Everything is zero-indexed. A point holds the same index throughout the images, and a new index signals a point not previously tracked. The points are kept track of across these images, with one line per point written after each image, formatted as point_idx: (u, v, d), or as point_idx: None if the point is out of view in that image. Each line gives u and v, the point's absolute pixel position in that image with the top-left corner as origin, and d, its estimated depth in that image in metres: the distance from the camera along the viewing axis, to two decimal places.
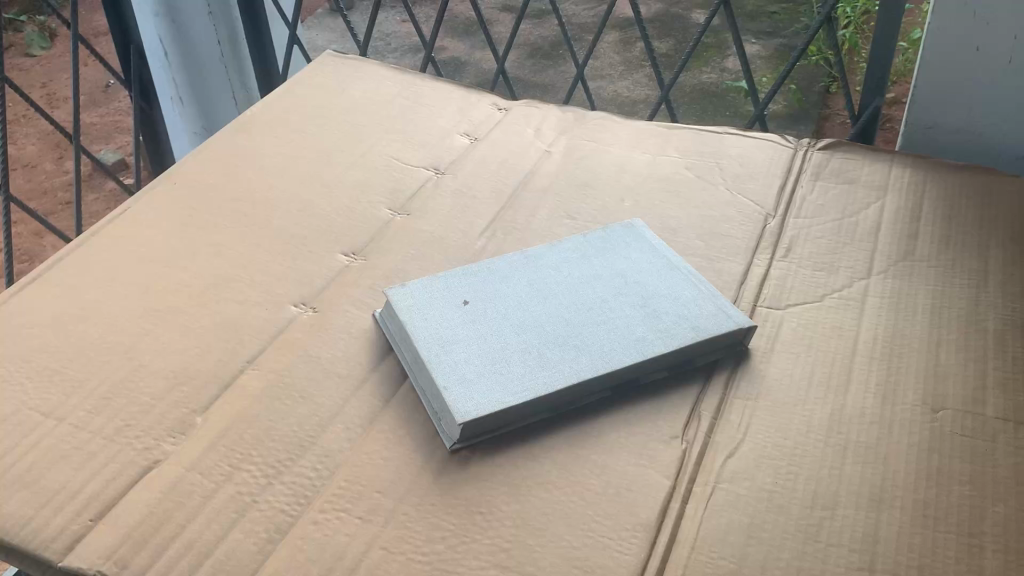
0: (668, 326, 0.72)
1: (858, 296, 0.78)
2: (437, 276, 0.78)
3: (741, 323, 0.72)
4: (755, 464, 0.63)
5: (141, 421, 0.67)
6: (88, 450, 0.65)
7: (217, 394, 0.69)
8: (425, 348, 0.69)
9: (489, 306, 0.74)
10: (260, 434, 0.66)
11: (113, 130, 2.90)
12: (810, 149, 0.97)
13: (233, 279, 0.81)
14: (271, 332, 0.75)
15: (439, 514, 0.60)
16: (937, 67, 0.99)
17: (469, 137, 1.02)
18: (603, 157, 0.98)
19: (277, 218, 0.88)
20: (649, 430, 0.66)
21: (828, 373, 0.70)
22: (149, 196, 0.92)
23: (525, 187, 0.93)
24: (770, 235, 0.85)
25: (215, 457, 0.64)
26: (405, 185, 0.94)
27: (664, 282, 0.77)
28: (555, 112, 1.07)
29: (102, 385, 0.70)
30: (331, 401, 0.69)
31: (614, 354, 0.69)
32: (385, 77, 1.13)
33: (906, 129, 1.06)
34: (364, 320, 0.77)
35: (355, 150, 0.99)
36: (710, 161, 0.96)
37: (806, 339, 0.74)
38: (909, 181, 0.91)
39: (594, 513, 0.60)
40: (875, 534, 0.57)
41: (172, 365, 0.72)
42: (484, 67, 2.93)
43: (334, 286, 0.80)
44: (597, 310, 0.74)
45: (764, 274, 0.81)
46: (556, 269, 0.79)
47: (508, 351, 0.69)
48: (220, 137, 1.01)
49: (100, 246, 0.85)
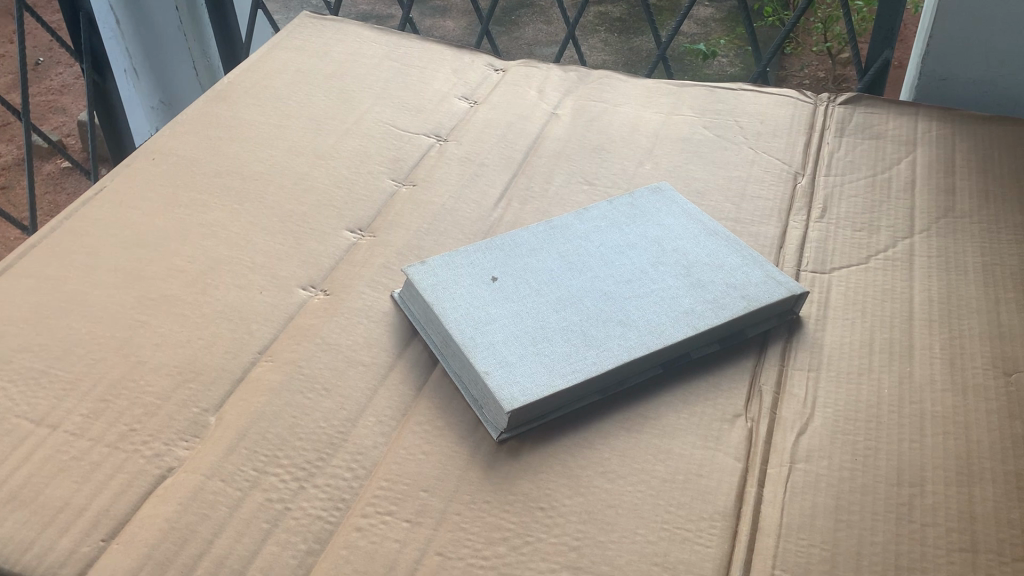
0: (717, 296, 0.67)
1: (904, 256, 0.74)
2: (458, 250, 0.72)
3: (793, 290, 0.67)
4: (830, 441, 0.59)
5: (148, 425, 0.60)
6: (90, 461, 0.58)
7: (230, 389, 0.63)
8: (458, 330, 0.63)
9: (521, 281, 0.69)
10: (285, 432, 0.60)
11: (48, 110, 2.75)
12: (831, 104, 0.93)
13: (233, 262, 0.73)
14: (282, 318, 0.68)
15: (496, 513, 0.55)
16: (952, 17, 0.95)
17: (468, 101, 0.95)
18: (615, 118, 0.92)
19: (271, 194, 0.81)
20: (710, 408, 0.61)
21: (888, 339, 0.66)
22: (126, 173, 0.83)
23: (535, 153, 0.87)
24: (802, 194, 0.81)
25: (238, 461, 0.58)
26: (407, 153, 0.87)
27: (704, 249, 0.71)
28: (556, 71, 1.00)
29: (98, 385, 0.62)
30: (358, 393, 0.63)
31: (663, 328, 0.64)
32: (370, 39, 1.06)
33: (919, 82, 1.02)
34: (382, 301, 0.70)
35: (347, 117, 0.91)
36: (727, 118, 0.91)
37: (859, 303, 0.69)
38: (937, 134, 0.88)
39: (666, 503, 0.55)
40: (971, 511, 0.53)
41: (175, 359, 0.64)
42: (436, 34, 2.85)
43: (345, 267, 0.74)
44: (638, 282, 0.68)
45: (803, 237, 0.76)
46: (587, 239, 0.73)
47: (549, 330, 0.64)
48: (196, 108, 0.92)
49: (76, 230, 0.76)
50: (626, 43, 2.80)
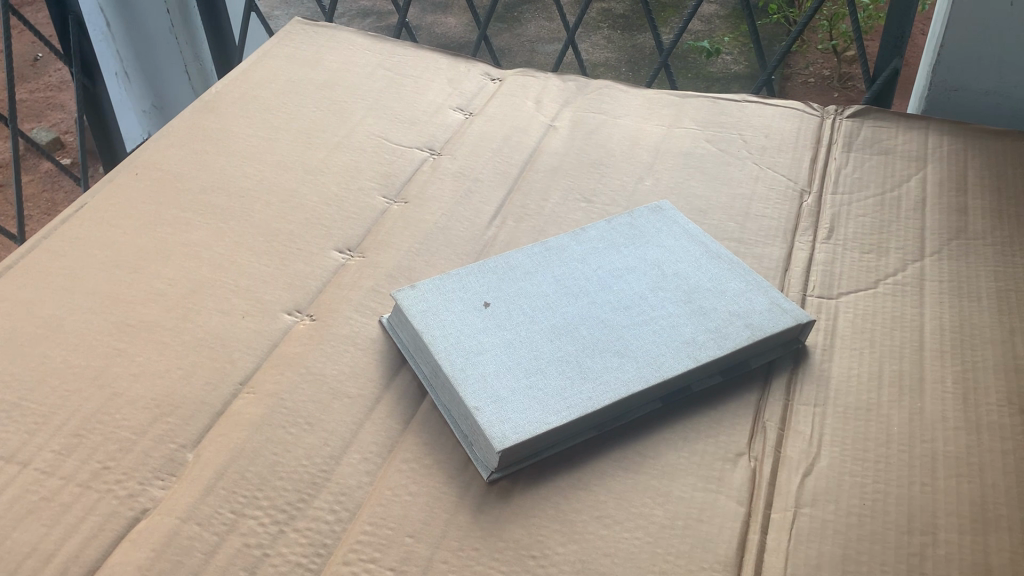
0: (719, 325, 0.64)
1: (914, 281, 0.71)
2: (449, 273, 0.69)
3: (798, 318, 0.64)
4: (837, 483, 0.56)
5: (122, 462, 0.57)
6: (60, 501, 0.55)
7: (209, 424, 0.60)
8: (448, 361, 0.61)
9: (514, 308, 0.66)
10: (265, 471, 0.57)
11: (46, 107, 2.72)
12: (838, 117, 0.90)
13: (216, 285, 0.70)
14: (265, 346, 0.65)
15: (485, 562, 0.52)
16: (965, 26, 0.92)
17: (463, 112, 0.92)
18: (615, 131, 0.89)
19: (257, 212, 0.78)
20: (711, 446, 0.58)
21: (898, 372, 0.63)
22: (108, 189, 0.80)
23: (532, 167, 0.84)
24: (808, 213, 0.78)
25: (215, 503, 0.55)
26: (399, 168, 0.84)
27: (706, 274, 0.69)
28: (554, 80, 0.97)
29: (71, 419, 0.60)
30: (343, 427, 0.60)
31: (662, 360, 0.61)
32: (363, 47, 1.03)
33: (930, 93, 0.98)
34: (370, 328, 0.68)
35: (338, 130, 0.88)
36: (730, 131, 0.88)
37: (867, 332, 0.66)
38: (948, 149, 0.85)
39: (664, 552, 0.52)
40: (987, 563, 0.51)
41: (152, 391, 0.62)
42: (438, 30, 2.81)
43: (332, 290, 0.71)
44: (637, 309, 0.65)
45: (809, 259, 0.73)
46: (583, 262, 0.70)
47: (543, 362, 0.61)
48: (183, 119, 0.89)
49: (55, 250, 0.73)
50: (629, 40, 2.76)
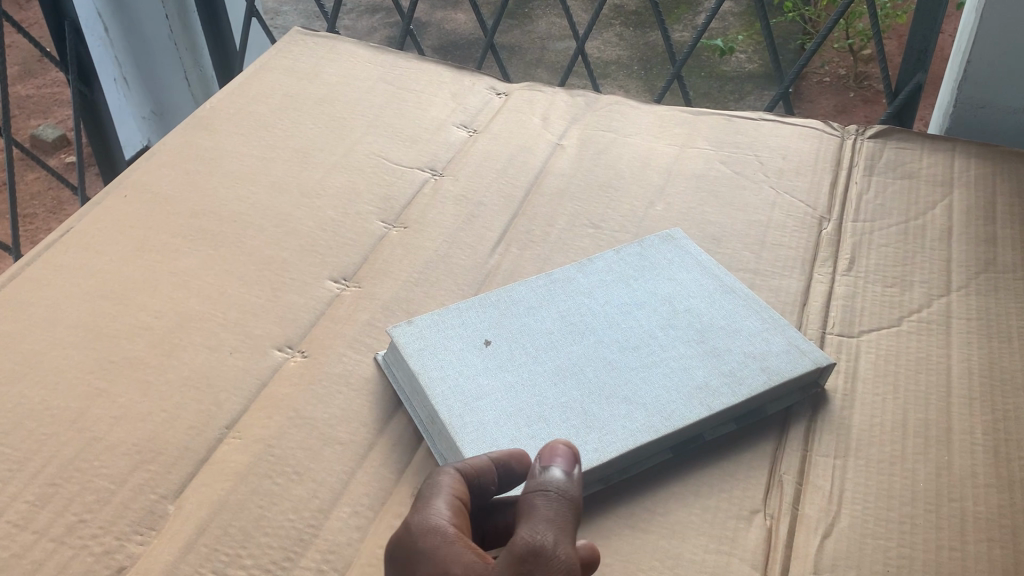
0: (733, 368, 0.60)
1: (940, 319, 0.67)
2: (448, 307, 0.66)
3: (818, 362, 0.60)
4: (859, 546, 0.52)
5: (99, 515, 0.54)
6: (31, 558, 0.52)
7: (192, 473, 0.57)
8: (445, 407, 0.57)
9: (517, 347, 0.62)
10: (250, 526, 0.54)
11: (52, 103, 2.68)
12: (859, 138, 0.86)
13: (205, 318, 0.67)
14: (253, 386, 0.62)
15: None
16: (993, 42, 0.87)
17: (467, 129, 0.88)
18: (625, 151, 0.85)
19: (250, 237, 0.75)
20: (724, 503, 0.55)
21: (923, 421, 0.59)
22: (95, 212, 0.77)
23: (537, 190, 0.81)
24: (828, 242, 0.74)
25: (196, 562, 0.52)
26: (399, 190, 0.80)
27: (720, 310, 0.65)
28: (562, 95, 0.94)
29: (47, 467, 0.57)
30: (334, 477, 0.57)
31: (672, 406, 0.57)
32: (364, 59, 0.99)
33: (955, 110, 0.94)
34: (364, 365, 0.64)
35: (336, 148, 0.85)
36: (746, 152, 0.85)
37: (891, 375, 0.63)
38: (975, 174, 0.81)
39: None
40: None
41: (134, 436, 0.59)
42: (448, 27, 2.76)
43: (326, 323, 0.67)
44: (646, 349, 0.62)
45: (829, 293, 0.69)
46: (590, 296, 0.67)
47: (546, 408, 0.57)
48: (175, 137, 0.86)
49: (38, 278, 0.70)
50: (642, 38, 2.71)
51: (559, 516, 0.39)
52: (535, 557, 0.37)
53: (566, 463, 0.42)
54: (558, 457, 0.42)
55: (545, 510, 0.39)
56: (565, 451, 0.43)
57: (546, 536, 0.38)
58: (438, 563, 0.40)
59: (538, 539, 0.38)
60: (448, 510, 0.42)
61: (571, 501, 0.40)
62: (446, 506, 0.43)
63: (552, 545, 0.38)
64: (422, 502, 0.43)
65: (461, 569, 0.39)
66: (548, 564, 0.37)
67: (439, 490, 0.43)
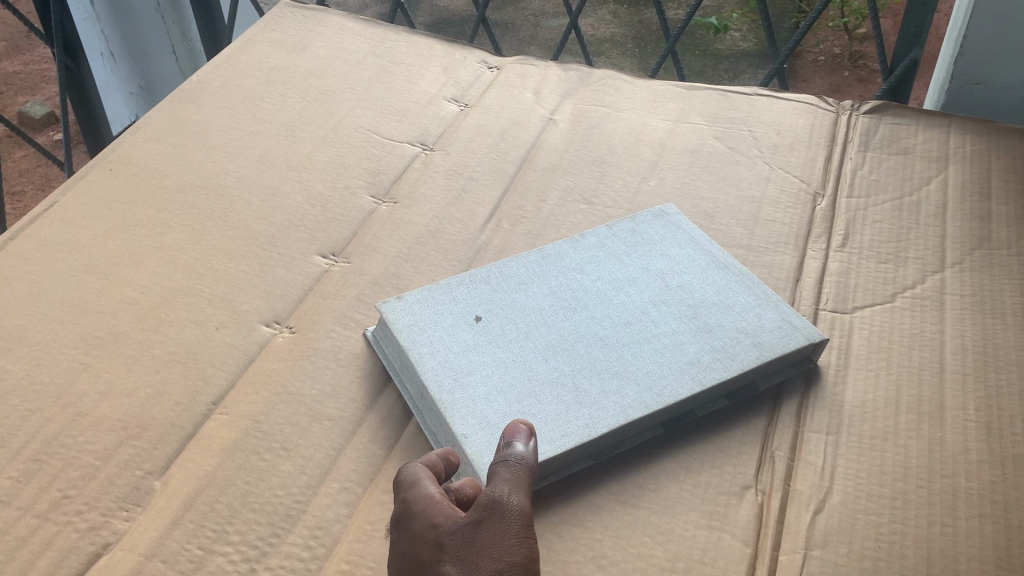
0: (726, 343, 0.60)
1: (933, 295, 0.66)
2: (438, 283, 0.65)
3: (810, 337, 0.60)
4: (851, 522, 0.52)
5: (84, 491, 0.53)
6: (15, 535, 0.51)
7: (178, 449, 0.56)
8: (435, 383, 0.56)
9: (507, 323, 0.61)
10: (237, 502, 0.53)
11: (39, 79, 2.65)
12: (854, 114, 0.85)
13: (191, 294, 0.66)
14: (241, 361, 0.61)
15: None
16: (990, 17, 0.86)
17: (458, 103, 0.87)
18: (617, 126, 0.84)
19: (237, 212, 0.74)
20: (716, 479, 0.54)
21: (916, 397, 0.59)
22: (80, 187, 0.76)
23: (529, 165, 0.80)
24: (822, 218, 0.74)
25: (182, 538, 0.51)
26: (389, 164, 0.79)
27: (712, 286, 0.64)
28: (554, 70, 0.93)
29: (30, 443, 0.56)
30: (322, 453, 0.56)
31: (664, 382, 0.57)
32: (354, 32, 0.98)
33: (950, 86, 0.93)
34: (353, 342, 0.63)
35: (325, 123, 0.84)
36: (739, 128, 0.84)
37: (884, 351, 0.62)
38: (970, 150, 0.80)
39: None
40: None
41: (119, 412, 0.58)
42: (440, 4, 2.73)
43: (314, 299, 0.66)
44: (638, 325, 0.61)
45: (822, 269, 0.69)
46: (582, 271, 0.66)
47: (537, 384, 0.56)
48: (161, 110, 0.85)
49: (21, 253, 0.69)
50: (636, 15, 2.69)
51: (518, 476, 0.43)
52: (494, 505, 0.41)
53: (526, 438, 0.46)
54: (518, 434, 0.46)
55: (506, 472, 0.43)
56: (525, 428, 0.47)
57: (504, 490, 0.42)
58: (427, 519, 0.43)
59: (497, 492, 0.42)
60: (436, 485, 0.46)
61: (529, 467, 0.44)
62: (432, 484, 0.46)
63: (509, 496, 0.41)
64: (408, 484, 0.46)
65: (443, 520, 0.42)
66: (505, 509, 0.41)
67: (422, 473, 0.47)
